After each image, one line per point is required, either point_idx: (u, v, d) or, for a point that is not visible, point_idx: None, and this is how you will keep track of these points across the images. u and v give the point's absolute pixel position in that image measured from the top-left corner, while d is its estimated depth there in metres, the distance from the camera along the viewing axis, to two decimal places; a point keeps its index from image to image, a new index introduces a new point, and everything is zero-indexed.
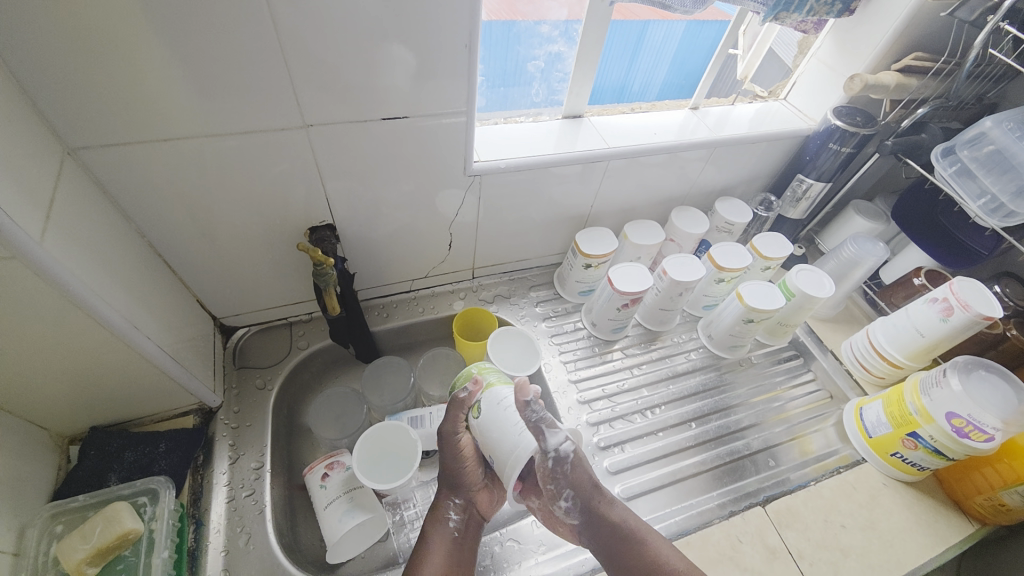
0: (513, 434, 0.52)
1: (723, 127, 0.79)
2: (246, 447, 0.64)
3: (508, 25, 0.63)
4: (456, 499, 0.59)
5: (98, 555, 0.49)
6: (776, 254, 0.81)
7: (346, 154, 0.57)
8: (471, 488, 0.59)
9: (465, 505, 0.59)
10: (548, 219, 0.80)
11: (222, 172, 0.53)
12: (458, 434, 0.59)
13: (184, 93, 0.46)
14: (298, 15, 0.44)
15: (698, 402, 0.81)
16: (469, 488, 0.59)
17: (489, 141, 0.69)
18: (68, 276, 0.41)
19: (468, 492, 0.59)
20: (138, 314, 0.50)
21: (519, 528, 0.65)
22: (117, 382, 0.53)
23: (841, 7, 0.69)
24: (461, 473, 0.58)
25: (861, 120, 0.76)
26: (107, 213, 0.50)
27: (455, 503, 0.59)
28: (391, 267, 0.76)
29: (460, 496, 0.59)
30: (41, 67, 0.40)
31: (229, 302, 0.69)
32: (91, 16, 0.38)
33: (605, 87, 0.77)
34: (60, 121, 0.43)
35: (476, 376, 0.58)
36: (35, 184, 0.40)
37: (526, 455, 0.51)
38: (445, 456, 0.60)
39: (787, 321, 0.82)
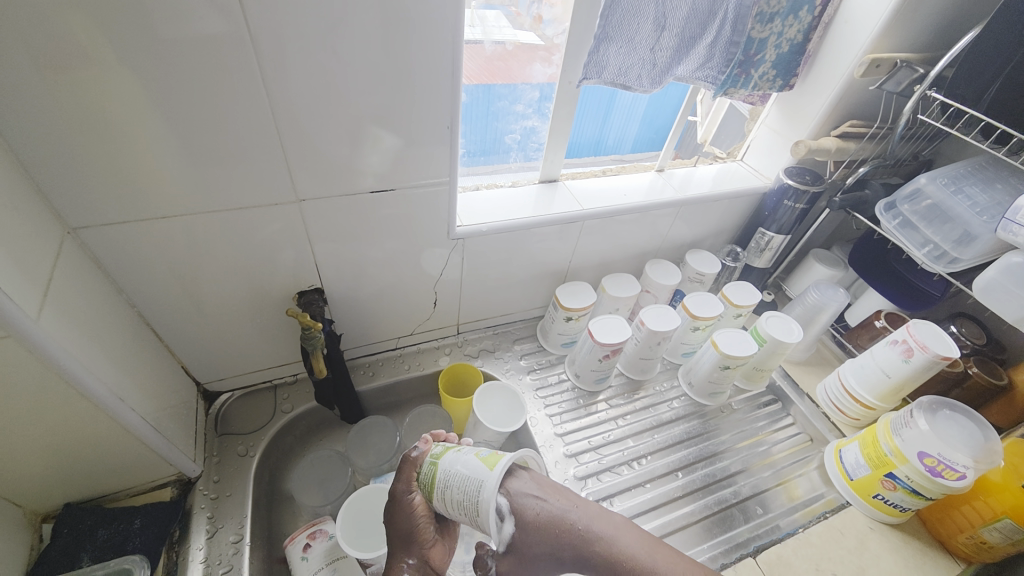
0: (478, 472, 0.48)
1: (688, 188, 0.86)
2: (226, 518, 0.62)
3: (486, 87, 0.67)
4: (410, 559, 0.50)
5: None
6: (745, 303, 0.86)
7: (336, 222, 0.60)
8: (426, 542, 0.51)
9: (420, 564, 0.50)
10: (531, 275, 0.84)
11: (216, 242, 0.56)
12: (411, 494, 0.52)
13: (184, 172, 0.49)
14: (296, 100, 0.48)
15: (683, 450, 0.82)
16: (424, 545, 0.50)
17: (471, 205, 0.74)
18: (59, 351, 0.42)
19: (422, 550, 0.50)
20: (123, 385, 0.50)
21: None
22: (98, 456, 0.52)
23: (783, 83, 0.78)
24: (415, 529, 0.50)
25: (810, 179, 0.83)
26: (101, 287, 0.52)
27: (409, 564, 0.50)
28: (378, 325, 0.78)
29: (414, 555, 0.50)
30: (52, 153, 0.43)
31: (215, 367, 0.69)
32: (108, 109, 0.42)
33: (579, 145, 0.84)
34: (62, 203, 0.46)
35: (427, 438, 0.55)
36: (36, 264, 0.41)
37: (495, 482, 0.46)
38: (393, 514, 0.52)
39: (762, 366, 0.85)
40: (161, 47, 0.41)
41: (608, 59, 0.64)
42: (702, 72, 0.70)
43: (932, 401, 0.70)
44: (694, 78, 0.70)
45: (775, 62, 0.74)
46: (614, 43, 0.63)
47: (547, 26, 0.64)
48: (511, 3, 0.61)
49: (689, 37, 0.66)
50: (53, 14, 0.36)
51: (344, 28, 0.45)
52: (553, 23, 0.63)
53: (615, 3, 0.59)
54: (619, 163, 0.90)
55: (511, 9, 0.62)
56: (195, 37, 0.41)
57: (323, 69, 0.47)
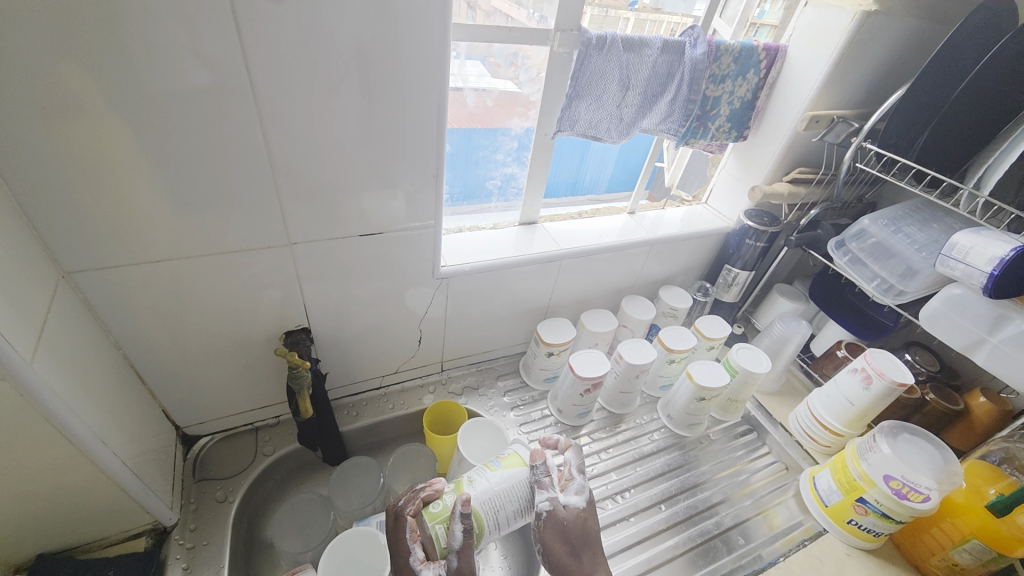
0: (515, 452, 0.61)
1: (658, 229, 0.92)
2: (202, 568, 0.59)
3: (466, 135, 0.71)
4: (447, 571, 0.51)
5: None
6: (717, 335, 0.90)
7: (325, 263, 0.63)
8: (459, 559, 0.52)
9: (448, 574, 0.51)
10: (512, 311, 0.87)
11: (206, 284, 0.57)
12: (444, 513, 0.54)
13: (181, 217, 0.51)
14: (290, 150, 0.51)
15: (665, 482, 0.83)
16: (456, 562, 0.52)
17: (455, 246, 0.77)
18: (49, 395, 0.42)
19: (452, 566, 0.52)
20: (107, 429, 0.50)
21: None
22: (73, 502, 0.51)
23: (738, 134, 0.86)
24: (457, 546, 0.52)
25: (768, 220, 0.90)
26: (89, 329, 0.52)
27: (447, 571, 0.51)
28: (362, 364, 0.79)
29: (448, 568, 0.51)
30: (56, 203, 0.45)
31: (196, 410, 0.69)
32: (113, 158, 0.45)
33: (556, 185, 0.90)
34: (58, 247, 0.47)
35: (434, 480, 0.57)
36: (31, 308, 0.42)
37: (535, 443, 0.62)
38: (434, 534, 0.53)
39: (736, 397, 0.89)
40: (163, 102, 0.44)
41: (580, 114, 0.70)
42: (666, 126, 0.76)
43: (892, 425, 0.74)
44: (659, 130, 0.76)
45: (729, 116, 0.82)
46: (585, 100, 0.69)
47: (523, 73, 0.68)
48: (490, 55, 0.65)
49: (652, 95, 0.73)
50: (73, 78, 0.40)
51: (339, 87, 0.49)
52: (529, 71, 0.68)
53: (584, 67, 0.66)
54: (596, 203, 0.96)
55: (489, 60, 0.65)
56: (198, 95, 0.44)
57: (319, 123, 0.51)
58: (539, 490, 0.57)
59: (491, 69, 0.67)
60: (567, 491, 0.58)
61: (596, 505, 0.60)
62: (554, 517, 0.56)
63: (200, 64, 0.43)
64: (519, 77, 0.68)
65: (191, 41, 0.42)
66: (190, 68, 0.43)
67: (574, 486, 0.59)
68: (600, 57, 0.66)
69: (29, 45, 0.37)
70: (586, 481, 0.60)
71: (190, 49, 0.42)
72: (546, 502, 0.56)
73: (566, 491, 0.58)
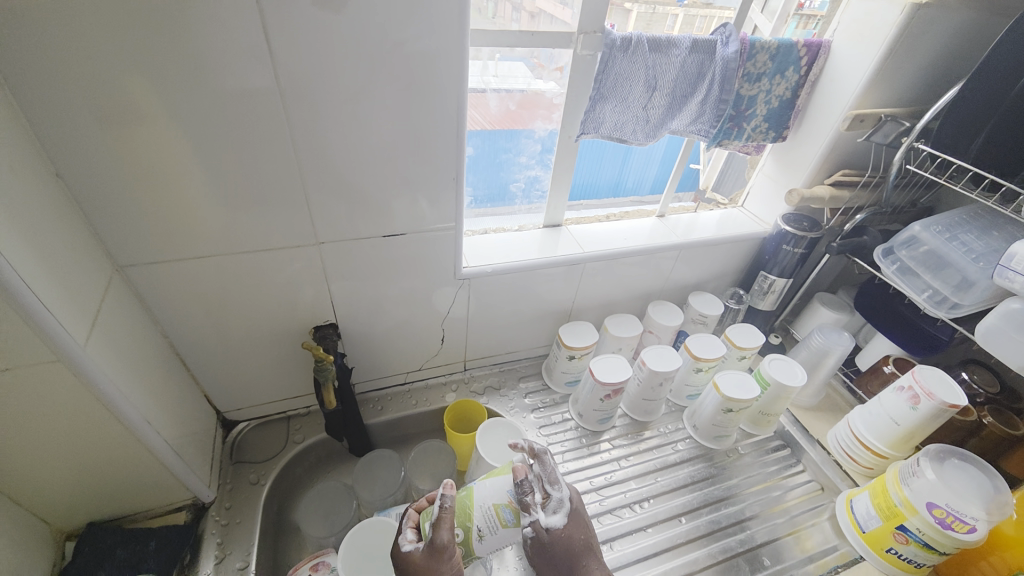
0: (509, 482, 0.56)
1: (688, 233, 0.90)
2: (234, 544, 0.64)
3: (489, 138, 0.71)
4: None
5: None
6: (749, 345, 0.87)
7: (352, 262, 0.66)
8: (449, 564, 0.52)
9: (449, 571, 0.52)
10: (535, 313, 0.87)
11: (242, 280, 0.61)
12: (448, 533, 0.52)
13: (217, 217, 0.55)
14: (317, 154, 0.54)
15: (688, 495, 0.81)
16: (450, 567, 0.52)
17: (478, 248, 0.78)
18: (101, 376, 0.46)
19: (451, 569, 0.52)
20: (151, 410, 0.54)
21: None
22: (123, 474, 0.56)
23: (776, 134, 0.82)
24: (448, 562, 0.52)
25: (808, 226, 0.85)
26: (139, 319, 0.57)
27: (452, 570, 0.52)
28: (387, 360, 0.82)
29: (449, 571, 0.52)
30: (113, 204, 0.50)
31: (234, 397, 0.74)
32: (159, 163, 0.49)
33: (591, 188, 0.89)
34: (112, 243, 0.52)
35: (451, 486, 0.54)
36: (87, 298, 0.47)
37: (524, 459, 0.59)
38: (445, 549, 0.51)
39: (768, 410, 0.85)
40: (203, 112, 0.47)
41: (605, 117, 0.70)
42: (696, 126, 0.74)
43: (937, 447, 0.68)
44: (688, 131, 0.74)
45: (766, 116, 0.78)
46: (610, 102, 0.69)
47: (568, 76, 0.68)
48: (534, 56, 0.66)
49: (681, 96, 0.71)
50: (124, 92, 0.44)
51: (360, 94, 0.51)
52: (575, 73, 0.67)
53: (608, 69, 0.65)
54: (638, 205, 0.95)
55: (533, 61, 0.66)
56: (231, 105, 0.48)
57: (343, 129, 0.53)
58: (521, 514, 0.54)
59: (502, 76, 0.66)
60: (547, 510, 0.56)
61: (577, 513, 0.59)
62: (538, 539, 0.54)
63: (233, 75, 0.46)
64: (536, 83, 0.68)
65: (225, 54, 0.45)
66: (224, 79, 0.46)
67: (554, 501, 0.56)
68: (625, 59, 0.65)
69: (86, 61, 0.42)
70: (563, 490, 0.57)
71: (224, 62, 0.45)
72: (527, 530, 0.54)
73: (547, 509, 0.56)
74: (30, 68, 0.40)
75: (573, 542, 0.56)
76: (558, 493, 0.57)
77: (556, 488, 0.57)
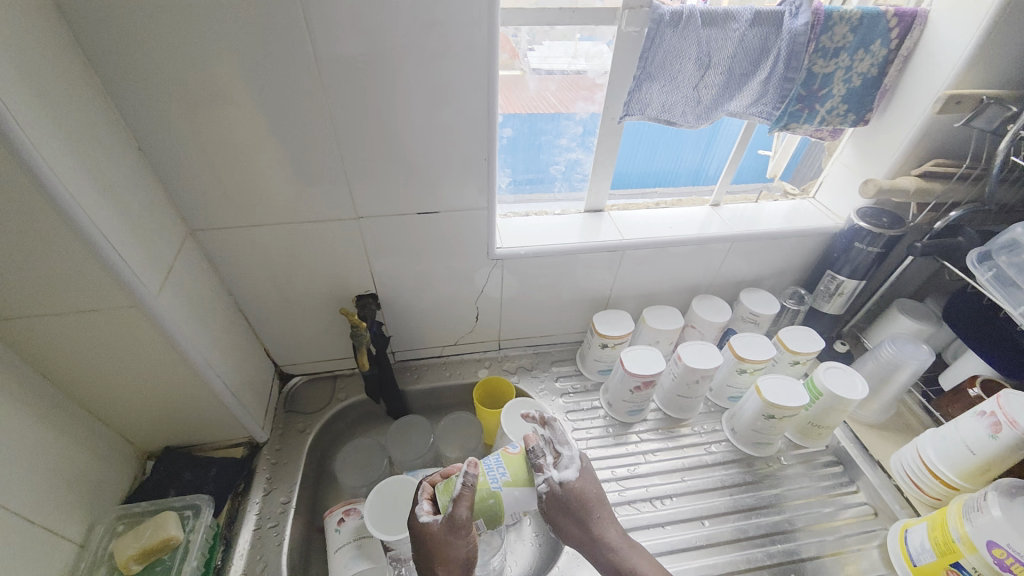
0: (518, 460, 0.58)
1: (744, 224, 0.83)
2: (279, 482, 0.72)
3: (528, 120, 0.71)
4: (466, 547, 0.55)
5: (142, 555, 0.57)
6: (804, 349, 0.80)
7: (389, 238, 0.69)
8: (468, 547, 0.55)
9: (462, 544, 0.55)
10: (570, 298, 0.87)
11: (292, 249, 0.68)
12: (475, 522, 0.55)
13: (267, 191, 0.61)
14: (354, 133, 0.57)
15: (717, 498, 0.77)
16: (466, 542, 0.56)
17: (515, 229, 0.79)
18: (169, 322, 0.54)
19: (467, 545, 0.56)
20: (213, 356, 0.63)
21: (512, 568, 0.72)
22: (189, 409, 0.65)
23: (857, 118, 0.73)
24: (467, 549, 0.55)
25: (888, 222, 0.75)
26: (209, 277, 0.66)
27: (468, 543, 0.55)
28: (423, 333, 0.86)
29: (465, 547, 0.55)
30: (185, 176, 0.57)
31: (288, 354, 0.82)
32: (218, 141, 0.55)
33: (670, 175, 0.87)
34: (185, 210, 0.60)
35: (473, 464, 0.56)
36: (160, 255, 0.55)
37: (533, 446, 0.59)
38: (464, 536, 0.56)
39: (819, 422, 0.78)
40: (251, 94, 0.52)
41: (651, 97, 0.66)
42: (756, 108, 0.68)
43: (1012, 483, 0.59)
44: (748, 113, 0.68)
45: (845, 96, 0.69)
46: (657, 82, 0.65)
47: None
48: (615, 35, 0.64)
49: (740, 74, 0.65)
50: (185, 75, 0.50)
51: (391, 74, 0.53)
52: None
53: (655, 46, 0.62)
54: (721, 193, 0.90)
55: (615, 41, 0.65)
56: (276, 87, 0.52)
57: (375, 109, 0.56)
58: (535, 471, 0.56)
59: (544, 58, 0.66)
60: (561, 465, 0.58)
61: (588, 469, 0.60)
62: (555, 494, 0.56)
63: (275, 58, 0.50)
64: (576, 62, 0.67)
65: (268, 39, 0.49)
66: (267, 62, 0.50)
67: (566, 458, 0.58)
68: (675, 35, 0.61)
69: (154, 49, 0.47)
70: (574, 449, 0.59)
71: (267, 47, 0.49)
72: (544, 481, 0.55)
73: (559, 467, 0.58)
74: (113, 56, 0.47)
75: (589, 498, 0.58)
76: (569, 450, 0.59)
77: (566, 447, 0.59)
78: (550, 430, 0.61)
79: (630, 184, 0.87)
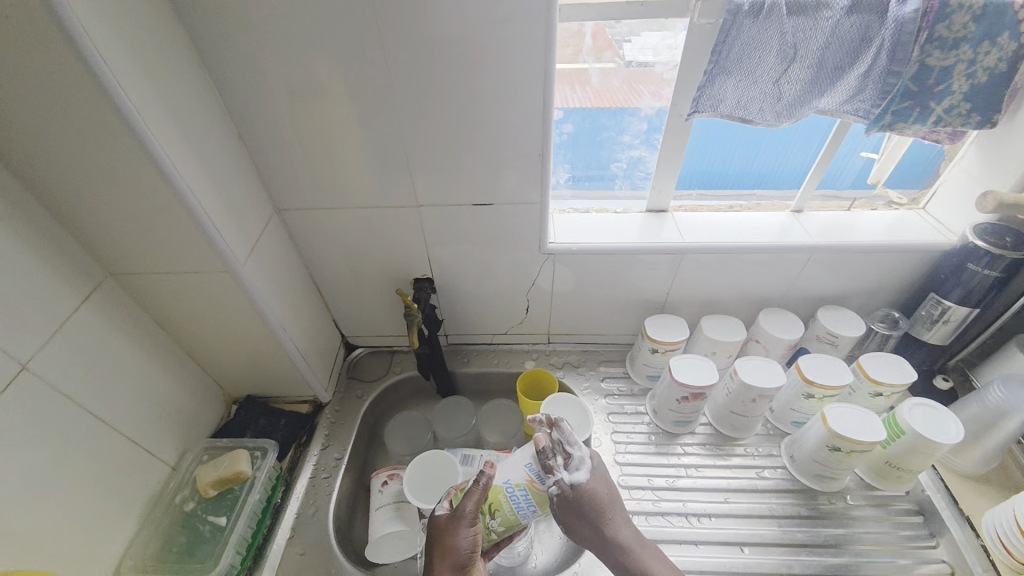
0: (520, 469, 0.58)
1: (828, 234, 0.75)
2: (335, 439, 0.80)
3: (590, 115, 0.70)
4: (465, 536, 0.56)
5: (218, 482, 0.67)
6: (889, 380, 0.70)
7: (445, 226, 0.73)
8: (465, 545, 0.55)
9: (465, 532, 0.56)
10: (624, 299, 0.85)
11: (359, 231, 0.74)
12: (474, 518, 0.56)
13: (339, 177, 0.67)
14: (416, 125, 0.61)
15: (763, 526, 0.71)
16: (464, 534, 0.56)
17: (570, 225, 0.79)
18: (252, 287, 0.63)
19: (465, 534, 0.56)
20: (287, 321, 0.71)
21: (538, 556, 0.73)
22: (266, 365, 0.75)
23: (982, 120, 0.61)
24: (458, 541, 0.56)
25: (1011, 242, 0.66)
26: (290, 252, 0.74)
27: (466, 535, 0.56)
28: (475, 319, 0.89)
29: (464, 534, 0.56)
30: (273, 162, 0.65)
31: (353, 326, 0.90)
32: (299, 131, 0.62)
33: (774, 176, 0.79)
34: (272, 191, 0.68)
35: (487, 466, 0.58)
36: (249, 228, 0.63)
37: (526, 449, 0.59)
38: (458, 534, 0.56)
39: (898, 463, 0.69)
40: (327, 89, 0.57)
41: (726, 93, 0.62)
42: (852, 105, 0.61)
43: None
44: (840, 111, 0.62)
45: (968, 93, 0.59)
46: (732, 76, 0.61)
47: None
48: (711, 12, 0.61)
49: (833, 68, 0.58)
50: (272, 73, 0.56)
51: (451, 69, 0.56)
52: None
53: (731, 37, 0.57)
54: (833, 198, 0.81)
55: None
56: (348, 83, 0.57)
57: (436, 103, 0.59)
58: (545, 473, 0.56)
59: (602, 49, 0.63)
60: (571, 467, 0.57)
61: (597, 465, 0.60)
62: (565, 495, 0.56)
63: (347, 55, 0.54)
64: (636, 50, 0.64)
65: (340, 39, 0.53)
66: (340, 59, 0.55)
67: (576, 459, 0.58)
68: (755, 26, 0.56)
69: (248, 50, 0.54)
70: (581, 451, 0.59)
71: (341, 46, 0.54)
72: (552, 483, 0.56)
73: (569, 467, 0.57)
74: (219, 56, 0.54)
75: (600, 501, 0.58)
76: (579, 451, 0.58)
77: (573, 448, 0.59)
78: (557, 431, 0.59)
79: (728, 184, 0.81)
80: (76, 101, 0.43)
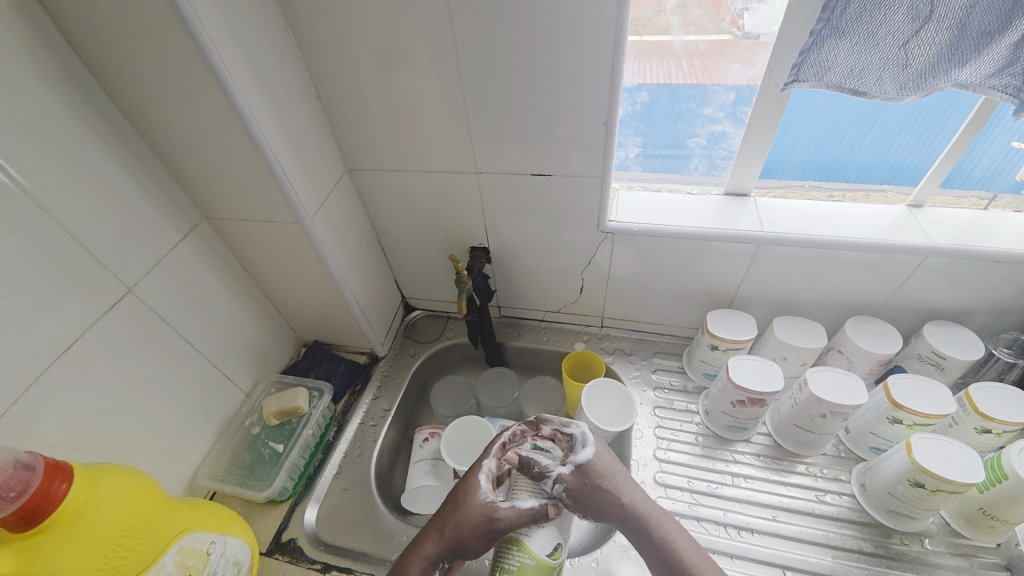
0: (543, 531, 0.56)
1: (948, 236, 0.64)
2: (386, 392, 0.85)
3: (669, 87, 0.64)
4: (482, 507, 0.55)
5: (279, 413, 0.74)
6: (1003, 417, 0.59)
7: (504, 196, 0.72)
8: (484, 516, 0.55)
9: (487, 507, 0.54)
10: (687, 289, 0.79)
11: (421, 197, 0.76)
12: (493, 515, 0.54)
13: (403, 142, 0.68)
14: (479, 90, 0.60)
15: (814, 554, 0.64)
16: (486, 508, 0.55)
17: (636, 204, 0.75)
18: (319, 241, 0.67)
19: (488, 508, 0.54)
20: (350, 276, 0.76)
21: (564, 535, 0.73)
22: (330, 315, 0.81)
23: None
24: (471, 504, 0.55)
25: None
26: (358, 212, 0.79)
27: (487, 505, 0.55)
28: (528, 294, 0.89)
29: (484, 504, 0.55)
30: (346, 123, 0.68)
31: (412, 288, 0.94)
32: (369, 94, 0.64)
33: (910, 169, 0.66)
34: (345, 153, 0.72)
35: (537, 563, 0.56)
36: (320, 186, 0.67)
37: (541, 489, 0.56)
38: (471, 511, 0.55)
39: (997, 513, 0.58)
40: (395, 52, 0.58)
41: (835, 60, 0.52)
42: (998, 80, 0.49)
43: None
44: (982, 87, 0.50)
45: None
46: (847, 39, 0.51)
47: None
48: None
49: (981, 33, 0.47)
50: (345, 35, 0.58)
51: (515, 31, 0.53)
52: None
53: None
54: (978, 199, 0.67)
55: None
56: (415, 47, 0.57)
57: (499, 68, 0.57)
58: (543, 478, 0.56)
59: (689, 9, 0.56)
60: (573, 453, 0.57)
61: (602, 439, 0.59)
62: (573, 488, 0.55)
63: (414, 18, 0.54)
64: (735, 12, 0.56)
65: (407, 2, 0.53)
66: (408, 22, 0.55)
67: (577, 438, 0.58)
68: None
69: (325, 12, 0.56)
70: (580, 427, 0.59)
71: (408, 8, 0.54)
72: (556, 483, 0.55)
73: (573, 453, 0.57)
74: (300, 18, 0.57)
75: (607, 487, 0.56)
76: (579, 431, 0.58)
77: (570, 429, 0.59)
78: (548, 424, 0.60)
79: (850, 176, 0.68)
80: (173, 60, 0.48)
